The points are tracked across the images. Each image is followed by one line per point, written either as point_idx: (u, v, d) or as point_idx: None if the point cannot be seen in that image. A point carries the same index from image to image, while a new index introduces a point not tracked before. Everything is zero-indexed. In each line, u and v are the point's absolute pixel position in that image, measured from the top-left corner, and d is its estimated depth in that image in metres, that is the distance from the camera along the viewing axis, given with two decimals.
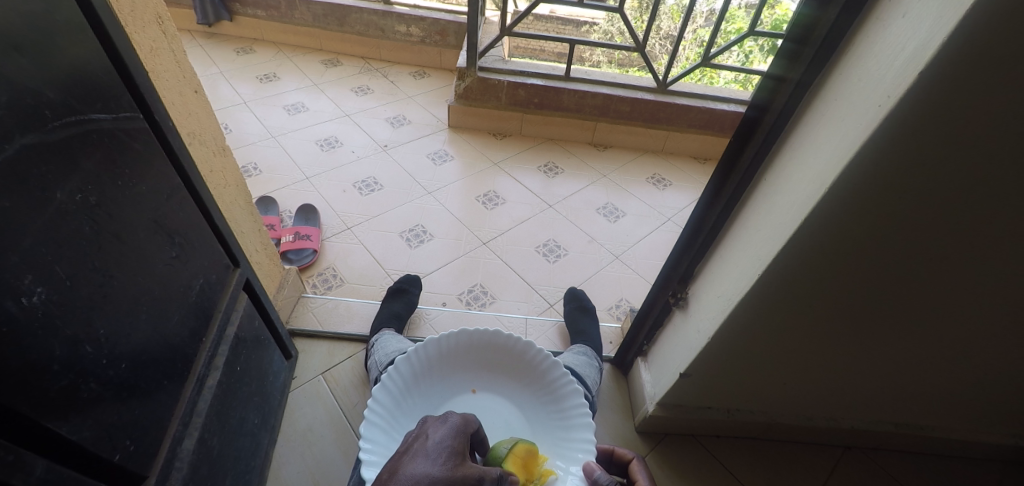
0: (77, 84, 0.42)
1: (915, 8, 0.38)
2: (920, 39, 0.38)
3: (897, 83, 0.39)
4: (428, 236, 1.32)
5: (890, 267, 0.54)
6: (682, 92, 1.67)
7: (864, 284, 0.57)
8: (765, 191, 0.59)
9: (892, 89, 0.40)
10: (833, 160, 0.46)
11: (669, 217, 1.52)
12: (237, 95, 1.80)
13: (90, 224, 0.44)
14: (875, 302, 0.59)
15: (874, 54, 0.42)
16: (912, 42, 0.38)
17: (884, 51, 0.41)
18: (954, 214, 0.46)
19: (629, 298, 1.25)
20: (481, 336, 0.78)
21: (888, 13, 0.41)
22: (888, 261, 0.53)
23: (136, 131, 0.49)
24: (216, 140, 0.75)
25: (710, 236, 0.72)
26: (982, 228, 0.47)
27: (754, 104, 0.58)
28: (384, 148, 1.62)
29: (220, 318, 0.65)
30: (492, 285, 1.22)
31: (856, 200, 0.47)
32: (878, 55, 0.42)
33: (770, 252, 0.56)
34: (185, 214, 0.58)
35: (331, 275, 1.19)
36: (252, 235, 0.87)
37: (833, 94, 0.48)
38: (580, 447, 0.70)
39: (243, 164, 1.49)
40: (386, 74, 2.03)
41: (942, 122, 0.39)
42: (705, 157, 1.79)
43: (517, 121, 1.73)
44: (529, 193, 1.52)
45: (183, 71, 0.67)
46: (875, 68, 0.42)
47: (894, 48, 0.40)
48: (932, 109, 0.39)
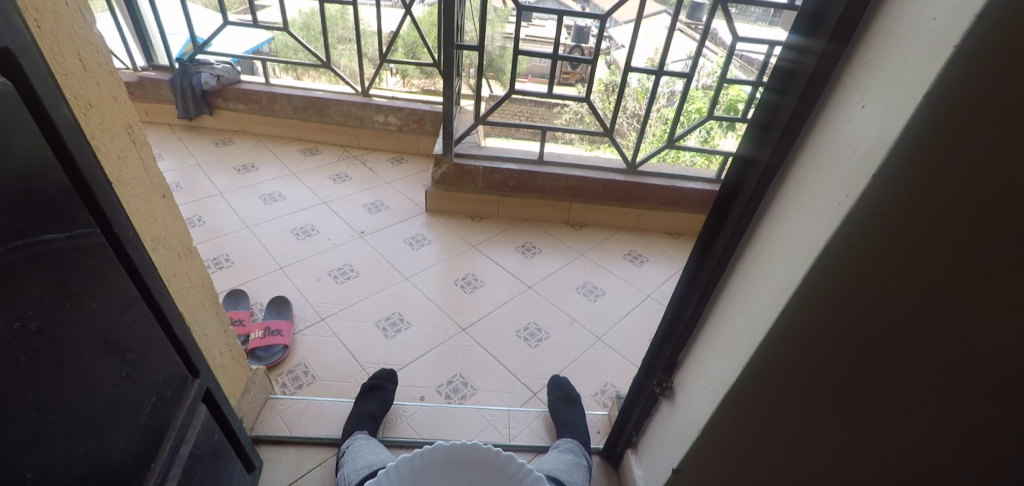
0: (28, 205, 0.41)
1: (858, 115, 0.41)
2: (869, 142, 0.39)
3: (854, 183, 0.40)
4: (405, 324, 1.29)
5: (883, 373, 0.50)
6: (651, 173, 1.76)
7: (858, 390, 0.53)
8: (742, 274, 0.60)
9: (850, 188, 0.40)
10: (804, 251, 0.46)
11: (648, 293, 1.52)
12: (214, 186, 1.81)
13: (28, 354, 0.41)
14: (878, 414, 0.54)
15: (828, 152, 0.45)
16: (863, 143, 0.40)
17: (839, 146, 0.43)
18: (938, 322, 0.44)
19: (615, 382, 1.21)
20: (459, 451, 0.72)
21: (838, 111, 0.44)
22: (878, 366, 0.50)
23: (92, 247, 0.48)
24: (182, 242, 0.73)
25: (692, 319, 0.71)
26: (978, 345, 0.44)
27: (726, 182, 0.61)
28: (360, 234, 1.62)
29: (172, 438, 0.59)
30: (472, 375, 1.17)
31: (830, 297, 0.46)
32: (834, 150, 0.44)
33: (753, 342, 0.55)
34: (139, 328, 0.54)
35: (301, 372, 1.13)
36: (216, 336, 0.83)
37: (797, 181, 0.50)
38: None
39: (214, 256, 1.46)
40: (364, 161, 2.09)
41: (907, 225, 0.39)
42: (678, 232, 1.84)
43: (493, 204, 1.77)
44: (508, 274, 1.52)
45: (151, 177, 0.66)
46: (830, 164, 0.44)
47: (847, 147, 0.42)
48: (894, 214, 0.39)
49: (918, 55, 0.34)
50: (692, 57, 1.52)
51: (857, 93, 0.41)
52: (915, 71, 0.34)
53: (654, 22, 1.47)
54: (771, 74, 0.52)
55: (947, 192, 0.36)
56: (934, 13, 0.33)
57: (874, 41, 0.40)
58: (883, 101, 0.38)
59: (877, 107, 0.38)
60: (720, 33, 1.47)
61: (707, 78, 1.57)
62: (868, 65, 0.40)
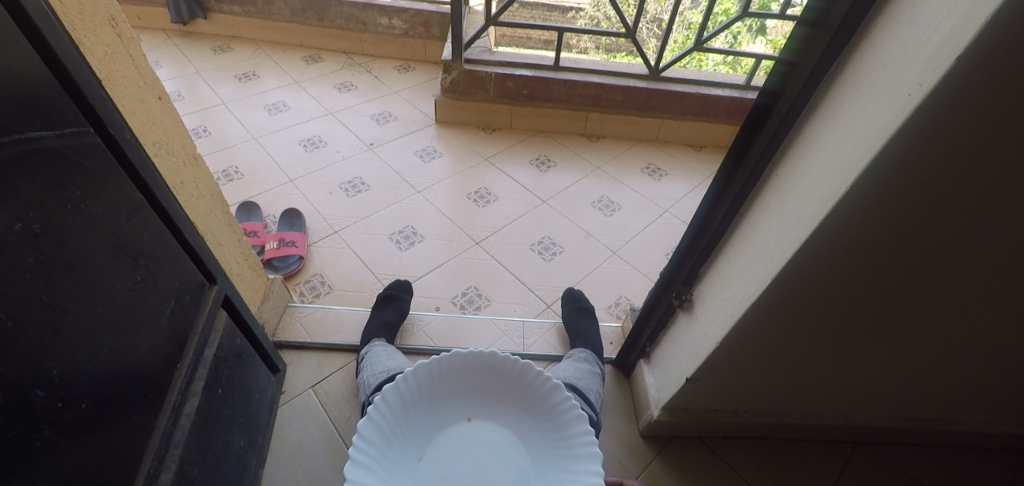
0: (12, 100, 0.37)
1: None
2: (957, 21, 0.34)
3: (930, 73, 0.36)
4: (419, 237, 1.28)
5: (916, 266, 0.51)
6: (674, 79, 1.64)
7: (887, 283, 0.54)
8: (777, 187, 0.56)
9: (922, 78, 0.36)
10: (855, 154, 0.43)
11: (666, 208, 1.48)
12: (216, 96, 1.74)
13: (35, 256, 0.40)
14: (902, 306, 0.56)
15: (900, 39, 0.39)
16: (947, 24, 0.35)
17: (915, 33, 0.38)
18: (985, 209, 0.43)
19: (628, 295, 1.22)
20: (476, 359, 0.74)
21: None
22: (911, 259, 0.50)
23: (87, 147, 0.45)
24: (185, 149, 0.70)
25: (716, 234, 0.68)
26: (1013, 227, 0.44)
27: (764, 91, 0.54)
28: (370, 146, 1.57)
29: (196, 340, 0.61)
30: (486, 286, 1.18)
31: (877, 199, 0.43)
32: (907, 37, 0.38)
33: (784, 253, 0.53)
34: (150, 234, 0.53)
35: (318, 282, 1.15)
36: (231, 247, 0.83)
37: (854, 78, 0.44)
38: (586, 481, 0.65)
39: (223, 168, 1.44)
40: (370, 69, 1.97)
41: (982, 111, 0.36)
42: (700, 145, 1.76)
43: (507, 114, 1.69)
44: (522, 188, 1.48)
45: (144, 77, 0.62)
46: (901, 54, 0.39)
47: (927, 31, 0.36)
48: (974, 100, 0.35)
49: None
50: None
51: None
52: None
53: None
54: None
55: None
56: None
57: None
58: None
59: None
60: None
61: None
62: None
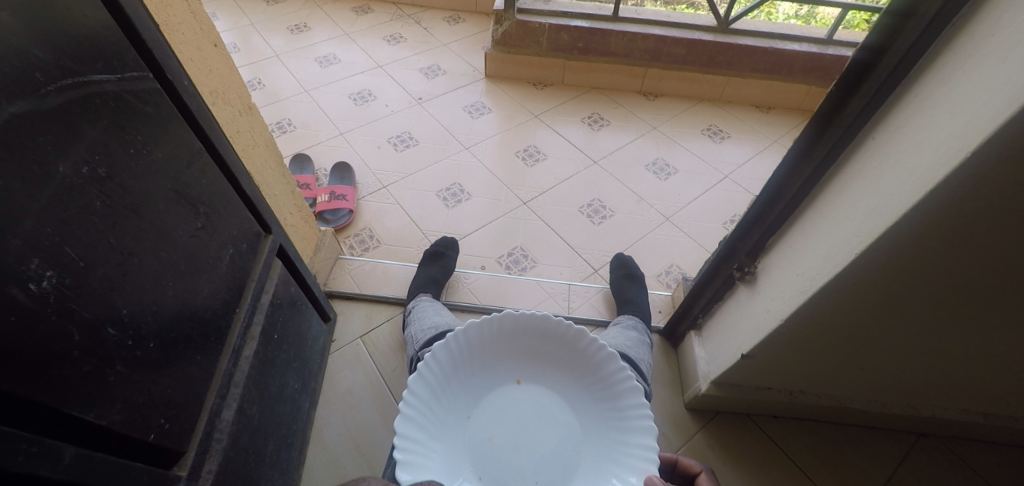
0: (71, 41, 0.37)
1: None
2: None
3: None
4: (466, 195, 1.27)
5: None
6: (745, 31, 1.50)
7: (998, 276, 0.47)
8: (872, 154, 0.49)
9: None
10: (982, 116, 0.36)
11: (726, 174, 1.39)
12: (269, 47, 1.75)
13: (102, 200, 0.40)
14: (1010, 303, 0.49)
15: None
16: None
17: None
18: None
19: (680, 264, 1.17)
20: (529, 320, 0.72)
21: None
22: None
23: (146, 92, 0.45)
24: (241, 98, 0.70)
25: (792, 203, 0.62)
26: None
27: (864, 47, 0.47)
28: (418, 101, 1.55)
29: (253, 287, 0.63)
30: (533, 247, 1.16)
31: (1002, 171, 0.37)
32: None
33: (872, 230, 0.47)
34: (208, 182, 0.54)
35: (367, 236, 1.16)
36: (286, 198, 0.84)
37: (992, 25, 0.37)
38: (639, 455, 0.64)
39: (277, 120, 1.46)
40: (419, 20, 1.92)
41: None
42: (769, 106, 1.62)
43: (560, 69, 1.61)
44: (572, 148, 1.42)
45: (201, 23, 0.62)
46: None
47: None
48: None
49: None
50: None
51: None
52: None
53: None
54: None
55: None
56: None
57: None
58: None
59: None
60: None
61: None
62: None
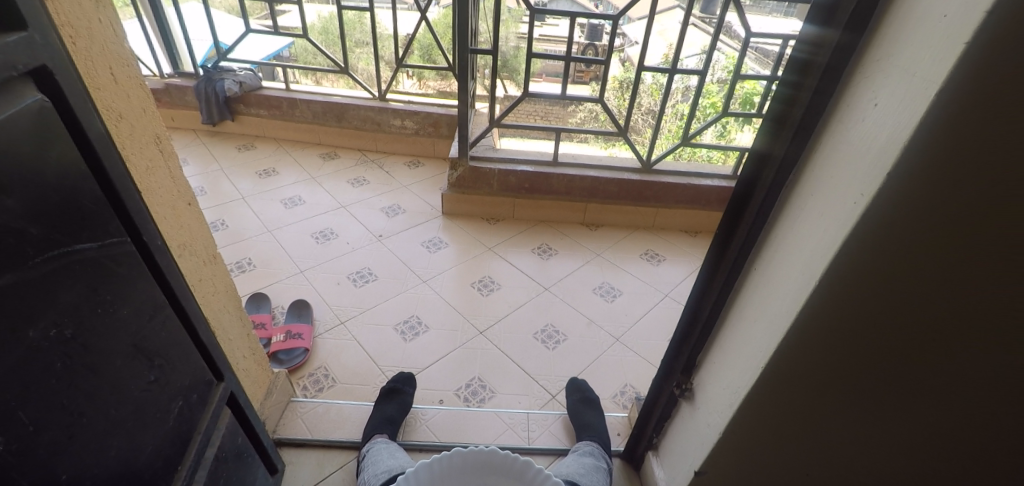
0: (62, 218, 0.42)
1: (877, 106, 0.39)
2: (886, 134, 0.38)
3: (870, 182, 0.39)
4: (423, 327, 1.29)
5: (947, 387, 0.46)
6: (666, 171, 1.74)
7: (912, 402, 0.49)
8: (760, 272, 0.58)
9: (865, 186, 0.39)
10: (821, 247, 0.45)
11: (666, 293, 1.50)
12: (236, 190, 1.85)
13: (63, 360, 0.42)
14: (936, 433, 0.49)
15: (846, 145, 0.43)
16: (879, 138, 0.39)
17: (855, 142, 0.42)
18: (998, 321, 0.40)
19: (634, 384, 1.20)
20: (479, 456, 0.73)
21: (853, 105, 0.42)
22: (925, 373, 0.46)
23: (122, 255, 0.49)
24: (207, 248, 0.75)
25: (710, 319, 0.70)
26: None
27: (743, 179, 0.59)
28: (379, 238, 1.63)
29: (199, 440, 0.61)
30: (490, 377, 1.17)
31: (847, 295, 0.44)
32: (849, 146, 0.43)
33: (770, 345, 0.53)
34: (167, 334, 0.56)
35: (322, 376, 1.14)
36: (240, 341, 0.85)
37: (813, 174, 0.48)
38: None
39: (237, 259, 1.49)
40: (381, 165, 2.10)
41: (936, 215, 0.37)
42: (695, 230, 1.81)
43: (510, 206, 1.77)
44: (525, 276, 1.51)
45: (178, 185, 0.69)
46: (847, 157, 0.43)
47: (864, 140, 0.41)
48: (923, 207, 0.37)
49: (929, 49, 0.34)
50: (705, 52, 1.51)
51: (870, 90, 0.40)
52: (928, 66, 0.34)
53: (668, 18, 1.46)
54: (787, 60, 0.50)
55: (986, 180, 0.35)
56: (944, 10, 0.33)
57: (887, 34, 0.39)
58: (896, 94, 0.37)
59: (894, 102, 0.37)
60: (734, 26, 1.46)
61: (722, 71, 1.55)
62: (881, 60, 0.39)
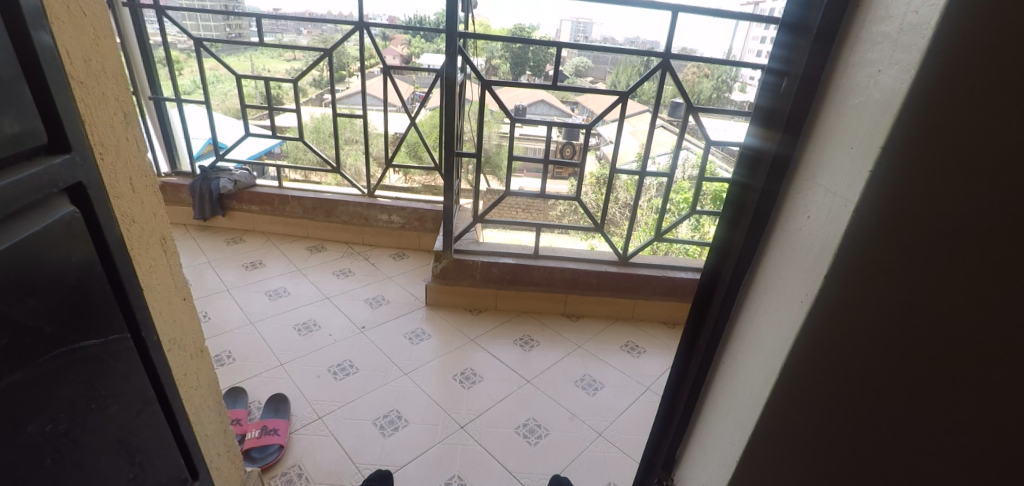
0: (74, 315, 0.46)
1: (814, 212, 0.41)
2: (822, 244, 0.39)
3: (811, 287, 0.40)
4: (403, 422, 1.27)
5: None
6: (642, 263, 1.84)
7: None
8: (729, 365, 0.59)
9: (807, 290, 0.40)
10: (776, 349, 0.45)
11: (648, 386, 1.51)
12: (221, 283, 1.87)
13: (53, 456, 0.44)
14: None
15: (790, 249, 0.44)
16: (813, 249, 0.40)
17: (796, 248, 0.43)
18: None
19: (618, 481, 1.17)
20: None
21: (795, 209, 0.44)
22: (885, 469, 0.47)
23: (122, 350, 0.52)
24: (194, 342, 0.77)
25: (687, 410, 0.71)
26: None
27: (710, 271, 0.60)
28: (361, 329, 1.65)
29: None
30: (471, 476, 1.14)
31: (801, 401, 0.44)
32: (793, 249, 0.44)
33: (733, 450, 0.52)
34: (151, 429, 0.57)
35: (295, 475, 1.10)
36: (216, 437, 0.84)
37: (766, 276, 0.49)
38: None
39: (216, 352, 1.48)
40: (367, 257, 2.17)
41: (873, 325, 0.38)
42: (673, 322, 1.87)
43: (492, 297, 1.82)
44: (507, 368, 1.52)
45: (176, 282, 0.73)
46: (791, 261, 0.44)
47: (804, 245, 0.42)
48: (859, 316, 0.38)
49: (846, 175, 0.37)
50: (674, 150, 1.68)
51: (805, 202, 0.42)
52: (847, 189, 0.36)
53: (638, 120, 1.65)
54: (737, 161, 0.53)
55: (914, 292, 0.36)
56: (853, 142, 0.36)
57: (813, 153, 0.42)
58: (826, 209, 0.39)
59: (823, 213, 0.40)
60: (696, 127, 1.65)
61: (692, 168, 1.71)
62: (810, 175, 0.42)
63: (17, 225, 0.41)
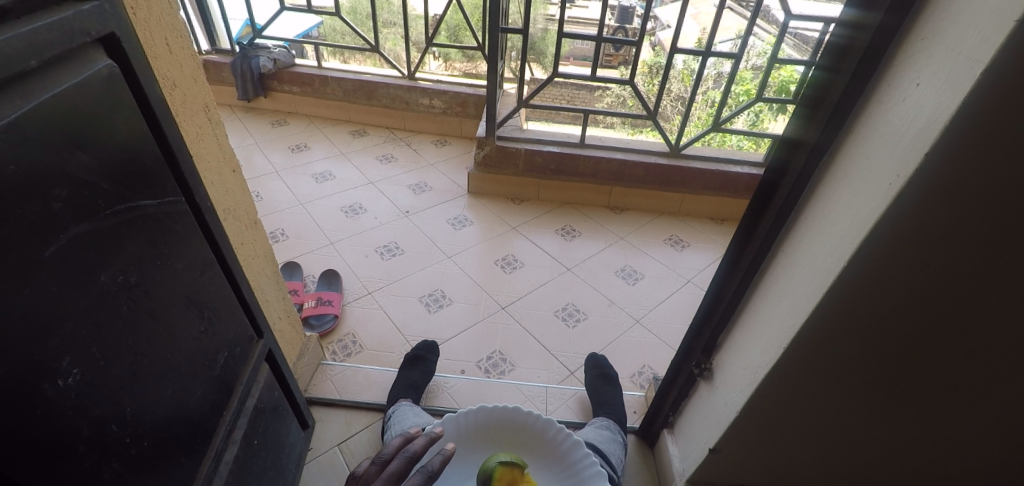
0: (129, 174, 0.46)
1: (921, 83, 0.38)
2: (926, 116, 0.37)
3: (905, 163, 0.38)
4: (447, 301, 1.33)
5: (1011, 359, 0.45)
6: (694, 156, 1.71)
7: (961, 372, 0.48)
8: (788, 252, 0.57)
9: (900, 168, 0.38)
10: (851, 231, 0.44)
11: (689, 278, 1.50)
12: (270, 164, 1.91)
13: (129, 304, 0.47)
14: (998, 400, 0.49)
15: (883, 129, 0.42)
16: (919, 119, 0.37)
17: (895, 122, 0.40)
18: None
19: (652, 365, 1.21)
20: (503, 414, 0.86)
21: (895, 83, 0.41)
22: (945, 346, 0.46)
23: (178, 213, 0.53)
24: (248, 214, 0.79)
25: (733, 302, 0.70)
26: None
27: (771, 167, 0.58)
28: (405, 214, 1.67)
29: (241, 390, 0.67)
30: (511, 351, 1.21)
31: (879, 277, 0.43)
32: (886, 128, 0.41)
33: (790, 330, 0.53)
34: (215, 288, 0.61)
35: (350, 342, 1.20)
36: (276, 303, 0.90)
37: (851, 157, 0.46)
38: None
39: (271, 230, 1.56)
40: (409, 143, 2.14)
41: (981, 194, 0.36)
42: (722, 218, 1.80)
43: (535, 187, 1.78)
44: (547, 256, 1.53)
45: (224, 153, 0.73)
46: (884, 141, 0.41)
47: (900, 125, 0.40)
48: (956, 187, 0.36)
49: (978, 28, 0.33)
50: (740, 37, 1.47)
51: (914, 69, 0.39)
52: (975, 44, 0.33)
53: (703, 2, 1.42)
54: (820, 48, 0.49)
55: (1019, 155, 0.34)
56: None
57: (936, 9, 0.37)
58: (941, 73, 0.36)
59: (931, 83, 0.37)
60: (773, 10, 1.41)
61: (757, 58, 1.51)
62: (927, 37, 0.38)
63: (58, 76, 0.39)
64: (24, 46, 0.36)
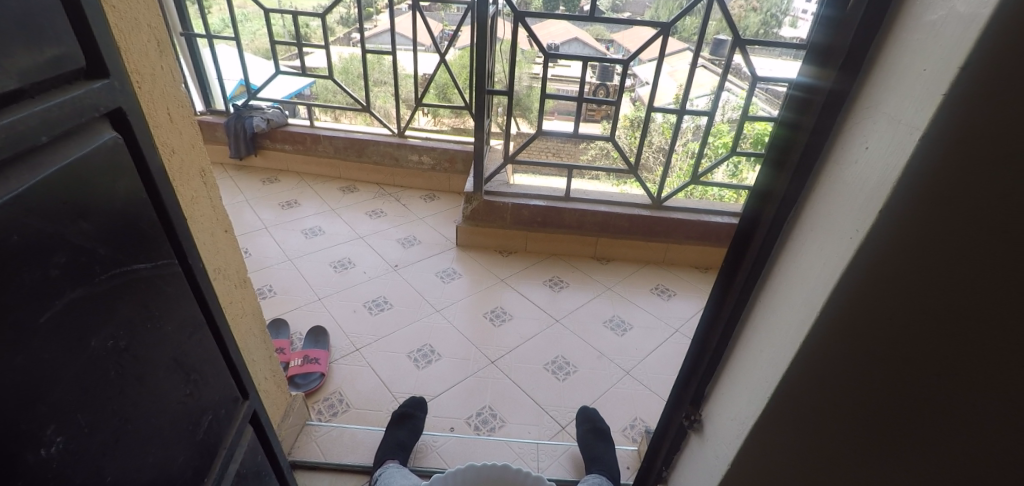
0: (126, 240, 0.48)
1: (870, 146, 0.42)
2: (875, 178, 0.40)
3: (863, 219, 0.41)
4: (436, 356, 1.32)
5: (986, 409, 0.46)
6: (676, 207, 1.78)
7: (939, 421, 0.49)
8: (765, 301, 0.59)
9: (858, 224, 0.42)
10: (821, 282, 0.47)
11: (677, 328, 1.51)
12: (259, 221, 1.93)
13: (116, 369, 0.47)
14: (990, 460, 0.49)
15: (840, 187, 0.46)
16: (870, 179, 0.41)
17: (850, 180, 0.44)
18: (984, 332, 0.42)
19: (644, 417, 1.20)
20: (492, 471, 0.84)
21: (847, 146, 0.45)
22: (916, 392, 0.48)
23: (171, 275, 0.54)
24: (239, 272, 0.80)
25: (718, 349, 0.71)
26: None
27: (746, 216, 0.62)
28: (394, 268, 1.69)
29: (223, 455, 0.65)
30: (501, 407, 1.19)
31: (847, 325, 0.46)
32: (842, 186, 0.45)
33: (773, 378, 0.54)
34: (203, 348, 0.60)
35: (336, 401, 1.17)
36: (262, 362, 0.89)
37: (814, 211, 0.50)
38: None
39: (259, 286, 1.55)
40: (398, 198, 2.18)
41: (934, 244, 0.39)
42: (706, 266, 1.83)
43: (522, 239, 1.82)
44: (536, 307, 1.54)
45: (218, 214, 0.75)
46: (841, 198, 0.45)
47: (855, 184, 0.43)
48: (906, 242, 0.39)
49: (912, 100, 0.37)
50: (714, 92, 1.57)
51: (862, 134, 0.43)
52: (912, 115, 0.37)
53: (678, 59, 1.54)
54: (784, 102, 0.53)
55: (953, 211, 0.37)
56: (923, 65, 0.36)
57: (874, 82, 0.42)
58: (887, 138, 0.39)
59: (879, 148, 0.41)
60: (741, 67, 1.52)
61: (733, 111, 1.60)
62: (870, 105, 0.42)
63: (65, 148, 0.41)
64: (36, 123, 0.38)
